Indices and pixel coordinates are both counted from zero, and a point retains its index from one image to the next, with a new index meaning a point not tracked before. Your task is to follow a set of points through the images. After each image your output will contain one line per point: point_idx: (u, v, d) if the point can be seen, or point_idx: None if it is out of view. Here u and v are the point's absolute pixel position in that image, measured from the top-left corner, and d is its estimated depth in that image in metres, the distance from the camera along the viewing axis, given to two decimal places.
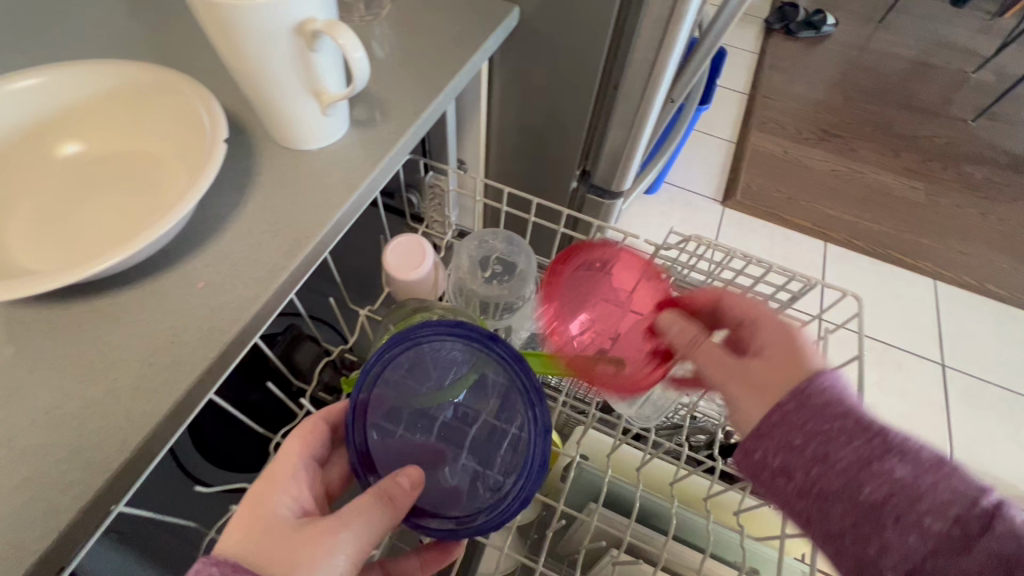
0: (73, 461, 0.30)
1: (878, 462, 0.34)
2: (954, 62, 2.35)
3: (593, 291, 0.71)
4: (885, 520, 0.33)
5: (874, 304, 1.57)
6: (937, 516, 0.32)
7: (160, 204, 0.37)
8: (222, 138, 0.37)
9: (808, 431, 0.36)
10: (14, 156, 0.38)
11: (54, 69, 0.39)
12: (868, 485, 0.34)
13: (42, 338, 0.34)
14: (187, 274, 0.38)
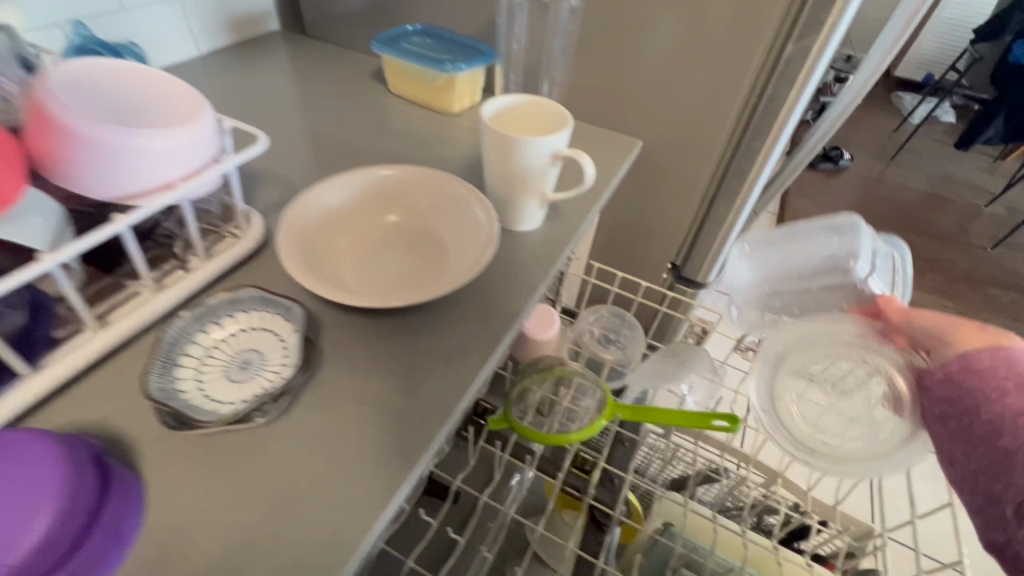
0: (415, 420, 0.44)
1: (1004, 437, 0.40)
2: (966, 197, 2.61)
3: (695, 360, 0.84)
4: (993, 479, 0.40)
5: None
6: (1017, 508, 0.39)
7: (444, 265, 0.53)
8: (497, 236, 0.51)
9: (978, 388, 0.42)
10: (356, 217, 0.57)
11: (396, 164, 0.58)
12: (1010, 485, 0.39)
13: (374, 339, 0.49)
14: (459, 305, 0.53)
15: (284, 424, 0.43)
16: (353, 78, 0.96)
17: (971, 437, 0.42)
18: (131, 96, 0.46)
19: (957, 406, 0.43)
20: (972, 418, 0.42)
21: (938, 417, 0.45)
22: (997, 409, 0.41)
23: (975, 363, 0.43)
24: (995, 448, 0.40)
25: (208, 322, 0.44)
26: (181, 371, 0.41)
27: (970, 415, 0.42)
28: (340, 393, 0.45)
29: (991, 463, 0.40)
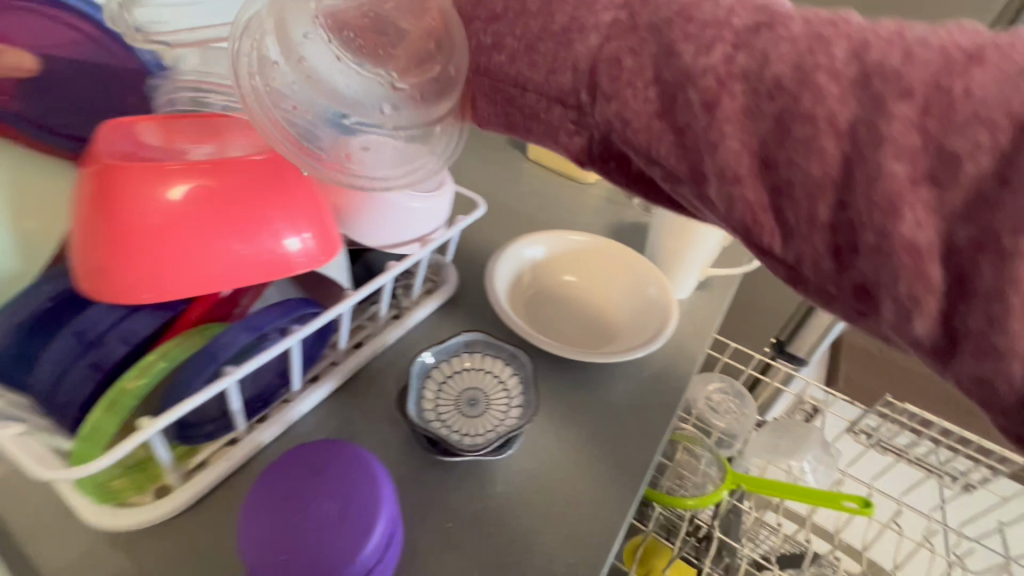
0: (617, 471, 0.49)
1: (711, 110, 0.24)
2: None
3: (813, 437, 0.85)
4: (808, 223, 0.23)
5: None
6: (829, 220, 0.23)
7: (627, 332, 0.59)
8: (678, 311, 0.58)
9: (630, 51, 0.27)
10: (542, 278, 0.63)
11: (579, 232, 0.65)
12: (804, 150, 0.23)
13: (568, 392, 0.55)
14: (634, 366, 0.59)
15: (508, 460, 0.48)
16: (488, 138, 1.06)
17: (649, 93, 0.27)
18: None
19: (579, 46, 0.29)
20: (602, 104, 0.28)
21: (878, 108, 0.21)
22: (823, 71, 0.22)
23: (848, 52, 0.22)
24: (659, 31, 0.26)
25: (447, 354, 0.50)
26: (425, 401, 0.47)
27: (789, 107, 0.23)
28: (549, 437, 0.51)
29: (541, 49, 0.29)
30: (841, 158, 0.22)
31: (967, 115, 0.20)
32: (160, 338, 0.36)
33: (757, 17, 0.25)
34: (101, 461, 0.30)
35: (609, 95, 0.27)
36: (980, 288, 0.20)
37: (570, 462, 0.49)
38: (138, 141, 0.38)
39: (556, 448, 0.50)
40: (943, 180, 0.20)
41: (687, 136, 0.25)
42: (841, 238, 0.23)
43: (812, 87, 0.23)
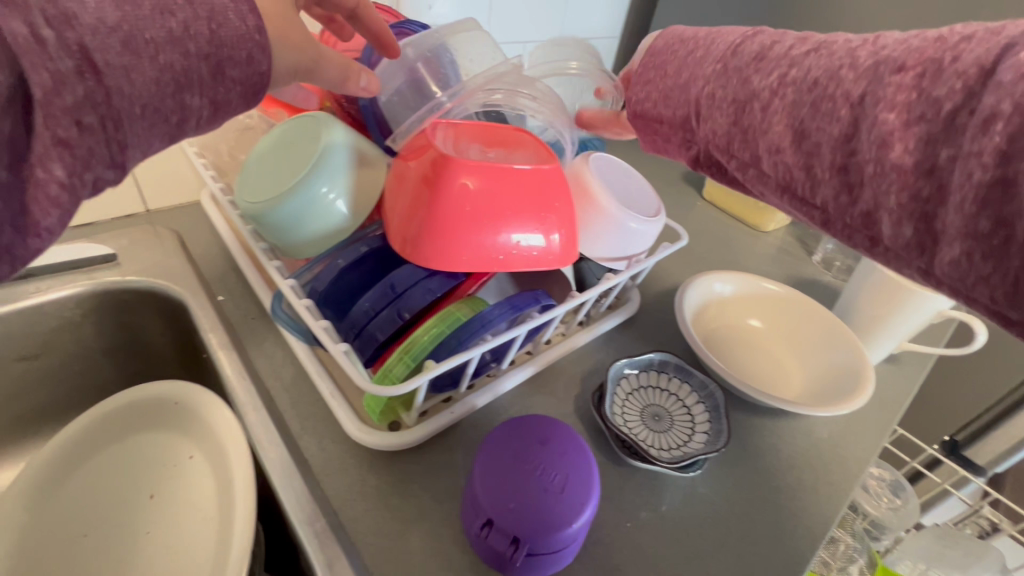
0: (791, 524, 0.49)
1: (817, 138, 0.34)
2: None
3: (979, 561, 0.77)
4: (874, 206, 0.32)
5: None
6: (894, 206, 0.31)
7: (811, 387, 0.58)
8: (874, 377, 0.55)
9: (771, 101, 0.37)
10: (726, 316, 0.64)
11: (769, 280, 0.65)
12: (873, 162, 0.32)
13: (741, 433, 0.56)
14: (811, 426, 0.58)
15: (682, 480, 0.50)
16: (663, 170, 1.08)
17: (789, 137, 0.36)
18: (615, 177, 0.58)
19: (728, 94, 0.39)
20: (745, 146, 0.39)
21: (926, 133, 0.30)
22: (888, 103, 0.31)
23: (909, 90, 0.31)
24: (738, 70, 0.39)
25: (638, 369, 0.53)
26: (615, 405, 0.51)
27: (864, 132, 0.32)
28: (722, 469, 0.52)
29: (671, 97, 0.44)
30: (851, 119, 0.33)
31: (950, 73, 0.29)
32: (439, 301, 0.44)
33: (810, 46, 0.37)
34: (396, 388, 0.38)
35: (705, 119, 0.41)
36: (985, 179, 0.27)
37: (741, 500, 0.50)
38: (439, 141, 0.46)
39: (728, 483, 0.51)
40: (929, 118, 0.30)
41: (780, 128, 0.36)
42: (869, 177, 0.32)
43: (838, 81, 0.34)
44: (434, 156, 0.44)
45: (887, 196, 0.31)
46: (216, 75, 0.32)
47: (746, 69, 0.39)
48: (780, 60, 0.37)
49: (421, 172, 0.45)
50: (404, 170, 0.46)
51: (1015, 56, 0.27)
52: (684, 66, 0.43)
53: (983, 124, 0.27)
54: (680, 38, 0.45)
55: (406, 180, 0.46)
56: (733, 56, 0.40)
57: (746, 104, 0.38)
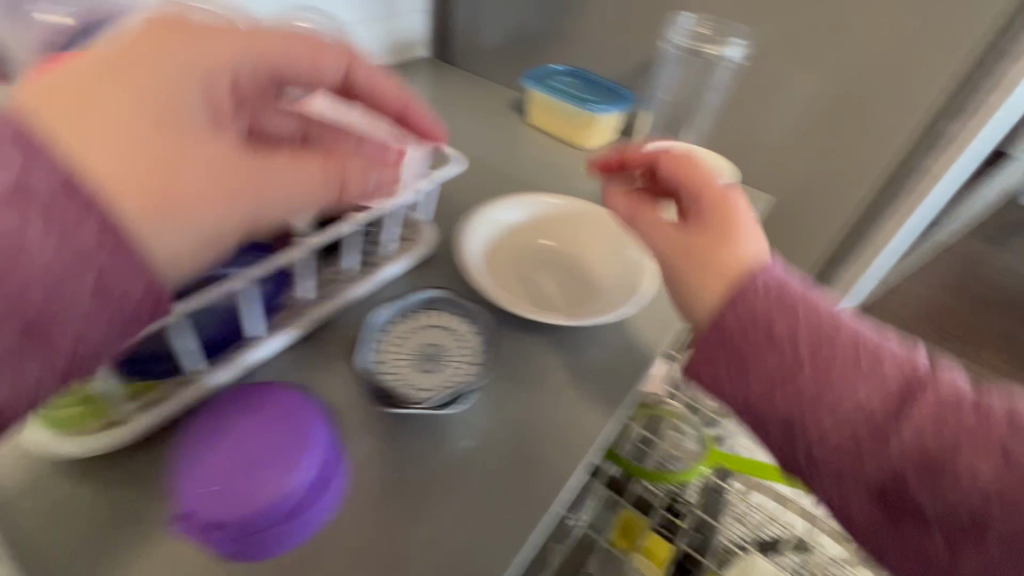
0: (570, 433, 0.48)
1: (818, 419, 0.37)
2: None
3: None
4: (839, 483, 0.37)
5: None
6: (887, 497, 0.35)
7: (598, 296, 0.57)
8: (659, 278, 0.55)
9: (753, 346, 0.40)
10: (516, 241, 0.61)
11: (553, 198, 0.63)
12: (856, 468, 0.36)
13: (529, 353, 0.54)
14: (605, 333, 0.57)
15: (459, 414, 0.48)
16: (491, 98, 1.01)
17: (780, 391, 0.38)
18: (377, 106, 0.54)
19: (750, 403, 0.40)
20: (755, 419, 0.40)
21: (910, 428, 0.35)
22: (876, 438, 0.35)
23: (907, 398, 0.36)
24: (731, 342, 0.40)
25: (407, 312, 0.50)
26: (380, 355, 0.47)
27: (829, 433, 0.36)
28: (508, 395, 0.50)
29: (730, 372, 0.40)
30: (874, 410, 0.36)
31: (924, 390, 0.36)
32: None
33: (808, 330, 0.39)
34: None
35: (727, 386, 0.41)
36: (907, 471, 0.35)
37: (520, 421, 0.48)
38: (197, 117, 0.35)
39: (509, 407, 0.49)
40: (906, 408, 0.35)
41: (865, 465, 0.35)
42: (886, 500, 0.35)
43: (817, 389, 0.37)
44: (230, 157, 0.36)
45: (889, 475, 0.35)
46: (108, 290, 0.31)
47: (864, 431, 0.36)
48: (753, 335, 0.40)
49: (136, 107, 0.33)
50: (171, 141, 0.34)
51: (949, 384, 0.36)
52: (748, 325, 0.40)
53: (902, 418, 0.35)
54: (725, 275, 0.42)
55: (67, 81, 0.32)
56: (720, 329, 0.41)
57: (781, 412, 0.38)
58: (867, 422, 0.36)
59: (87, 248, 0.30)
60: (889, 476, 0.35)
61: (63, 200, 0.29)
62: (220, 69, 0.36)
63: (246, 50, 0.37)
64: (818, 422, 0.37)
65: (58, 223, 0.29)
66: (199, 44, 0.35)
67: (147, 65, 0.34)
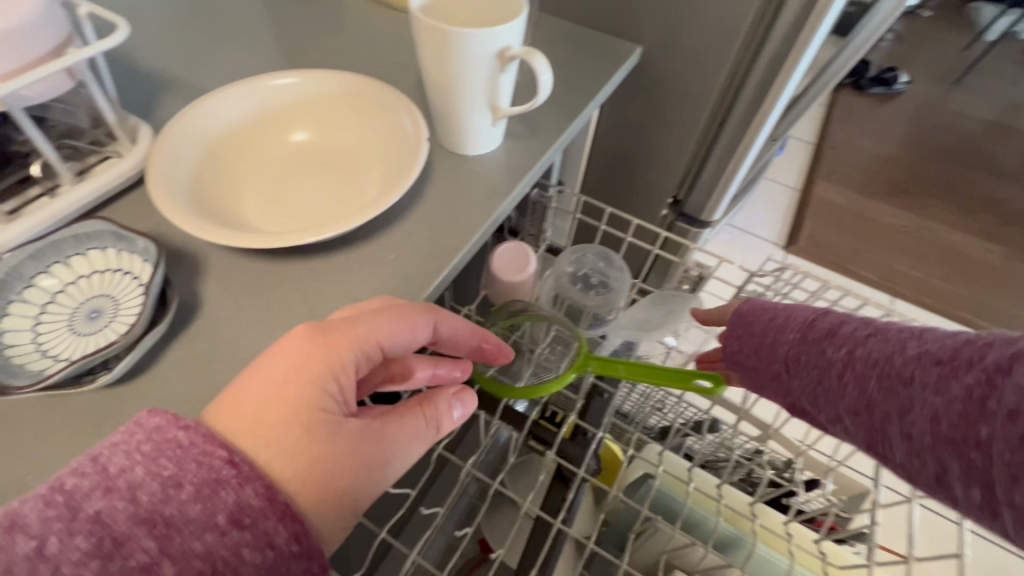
0: None
1: (888, 414, 0.33)
2: None
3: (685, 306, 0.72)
4: (919, 431, 0.32)
5: None
6: (970, 459, 0.29)
7: (365, 198, 0.44)
8: (423, 161, 0.43)
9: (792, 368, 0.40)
10: (260, 137, 0.46)
11: (303, 73, 0.47)
12: (912, 410, 0.32)
13: (271, 287, 0.42)
14: (381, 248, 0.45)
15: (153, 381, 0.36)
16: None
17: (849, 400, 0.36)
18: None
19: (807, 335, 0.39)
20: (817, 365, 0.38)
21: (923, 347, 0.33)
22: (923, 377, 0.32)
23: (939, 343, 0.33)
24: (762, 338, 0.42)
25: (66, 255, 0.36)
26: (22, 319, 0.34)
27: (902, 382, 0.33)
28: (220, 349, 0.38)
29: (770, 330, 0.42)
30: (907, 329, 0.35)
31: (961, 336, 0.32)
32: None
33: (829, 324, 0.39)
34: None
35: (776, 345, 0.41)
36: (982, 368, 0.30)
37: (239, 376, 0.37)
38: (348, 364, 0.34)
39: (228, 361, 0.38)
40: (933, 347, 0.33)
41: (847, 392, 0.36)
42: (878, 385, 0.34)
43: (860, 347, 0.36)
44: (366, 428, 0.33)
45: (956, 369, 0.31)
46: (280, 528, 0.28)
47: (816, 355, 0.38)
48: (800, 344, 0.39)
49: (278, 390, 0.32)
50: (313, 410, 0.32)
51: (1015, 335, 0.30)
52: (768, 333, 0.42)
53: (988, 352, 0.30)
54: (761, 307, 0.44)
55: (255, 380, 0.32)
56: (772, 345, 0.41)
57: (838, 333, 0.38)
58: (912, 373, 0.33)
59: (244, 505, 0.28)
60: (932, 353, 0.32)
61: (203, 439, 0.29)
62: (367, 346, 0.34)
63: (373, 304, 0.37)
64: (863, 351, 0.36)
65: (195, 489, 0.27)
66: (358, 325, 0.35)
67: (307, 346, 0.33)
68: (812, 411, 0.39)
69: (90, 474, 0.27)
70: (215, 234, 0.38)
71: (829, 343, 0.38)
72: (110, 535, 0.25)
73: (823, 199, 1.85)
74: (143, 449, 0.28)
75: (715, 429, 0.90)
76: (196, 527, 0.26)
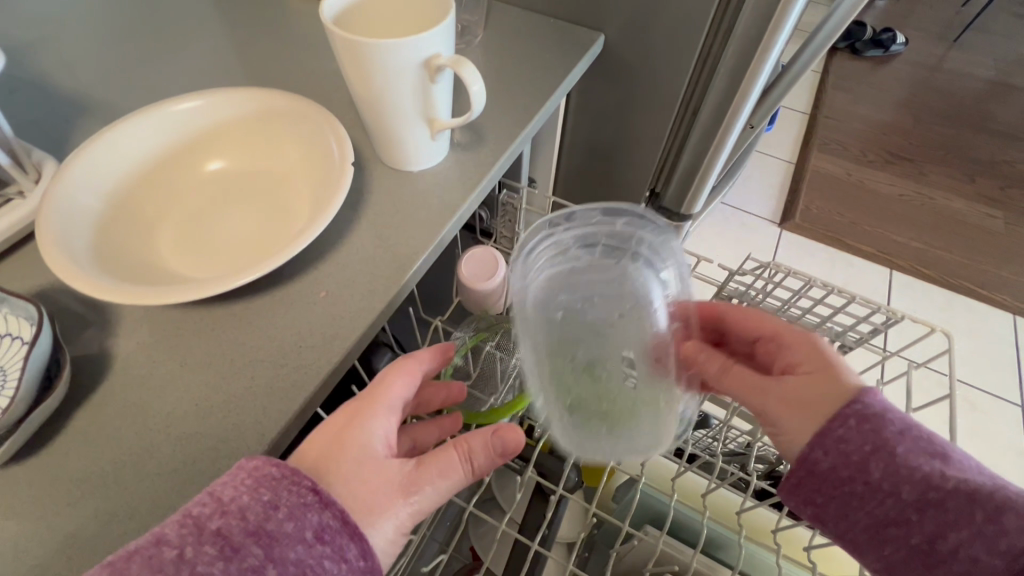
0: (220, 449, 0.33)
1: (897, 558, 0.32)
2: None
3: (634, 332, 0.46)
4: None
5: (970, 353, 1.41)
6: None
7: (290, 227, 0.40)
8: (349, 181, 0.40)
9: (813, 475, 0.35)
10: (170, 169, 0.42)
11: (211, 94, 0.43)
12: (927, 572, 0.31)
13: (188, 335, 0.38)
14: (311, 283, 0.41)
15: (52, 455, 0.33)
16: None
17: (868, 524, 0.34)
18: None
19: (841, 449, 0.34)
20: (842, 485, 0.34)
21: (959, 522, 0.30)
22: (945, 549, 0.30)
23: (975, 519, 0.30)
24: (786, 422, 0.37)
25: None
26: None
27: (928, 549, 0.31)
28: (126, 413, 0.35)
29: (799, 415, 0.36)
30: (952, 484, 0.31)
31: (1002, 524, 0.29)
32: None
33: (873, 441, 0.33)
34: None
35: (799, 439, 0.36)
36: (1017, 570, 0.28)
37: (147, 443, 0.33)
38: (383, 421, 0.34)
39: (135, 426, 0.34)
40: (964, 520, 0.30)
41: (869, 523, 0.33)
42: (900, 537, 0.32)
43: (891, 483, 0.32)
44: (409, 466, 0.33)
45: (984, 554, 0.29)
46: (351, 545, 0.28)
47: (839, 471, 0.34)
48: (831, 452, 0.35)
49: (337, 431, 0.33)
50: (360, 450, 0.32)
51: None
52: (792, 418, 0.37)
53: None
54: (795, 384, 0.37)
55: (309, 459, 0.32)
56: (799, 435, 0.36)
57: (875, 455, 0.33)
58: (940, 542, 0.31)
59: (327, 525, 0.28)
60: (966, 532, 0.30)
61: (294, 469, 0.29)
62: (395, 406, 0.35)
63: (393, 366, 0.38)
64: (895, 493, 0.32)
65: (290, 509, 0.27)
66: (383, 385, 0.36)
67: (342, 414, 0.34)
68: (815, 512, 0.36)
69: (209, 501, 0.27)
70: (118, 293, 0.34)
71: (861, 464, 0.33)
72: (227, 544, 0.26)
73: (817, 171, 1.79)
74: (246, 481, 0.28)
75: (706, 426, 0.86)
76: (292, 539, 0.27)
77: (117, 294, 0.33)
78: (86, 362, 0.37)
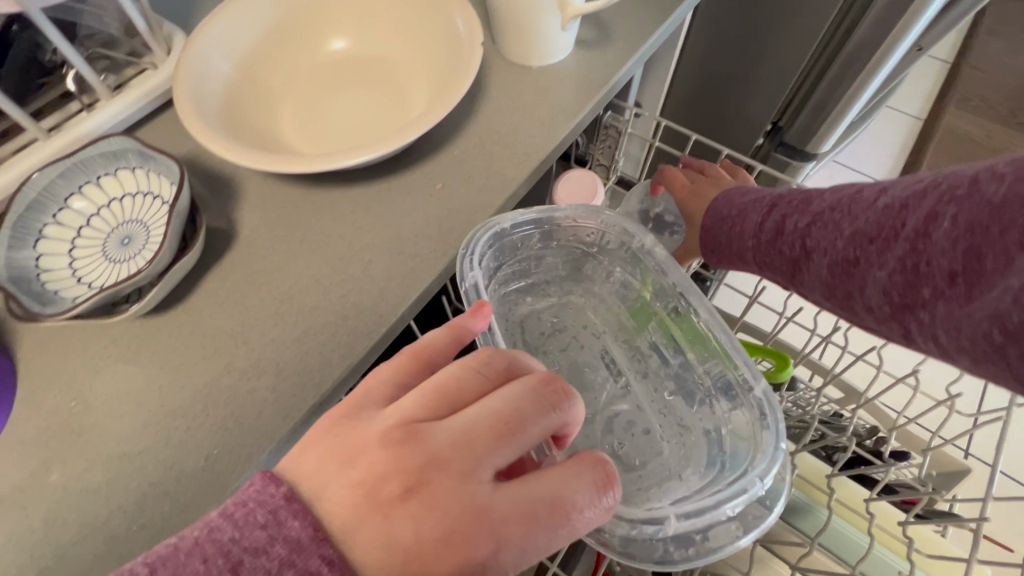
0: (339, 326, 0.34)
1: (884, 286, 0.29)
2: None
3: (661, 447, 0.43)
4: (925, 307, 0.27)
5: None
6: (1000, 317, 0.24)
7: (412, 111, 0.38)
8: (475, 66, 0.37)
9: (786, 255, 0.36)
10: (295, 45, 0.41)
11: None
12: (898, 279, 0.29)
13: (308, 215, 0.38)
14: (427, 176, 0.39)
15: (189, 312, 0.34)
16: None
17: (840, 276, 0.32)
18: None
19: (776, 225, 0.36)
20: (810, 253, 0.34)
21: (888, 212, 0.30)
22: (901, 250, 0.29)
23: (910, 202, 0.29)
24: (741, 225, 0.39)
25: (93, 176, 0.34)
26: (56, 243, 0.33)
27: (889, 257, 0.29)
28: (251, 283, 0.35)
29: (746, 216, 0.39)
30: (889, 198, 0.30)
31: (932, 193, 0.28)
32: None
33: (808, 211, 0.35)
34: None
35: (755, 229, 0.38)
36: (928, 229, 0.27)
37: (271, 313, 0.34)
38: (483, 496, 0.24)
39: (260, 294, 0.35)
40: (912, 213, 0.28)
41: (842, 272, 0.32)
42: (870, 261, 0.30)
43: (837, 224, 0.32)
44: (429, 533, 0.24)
45: (936, 226, 0.27)
46: None
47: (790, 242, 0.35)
48: (789, 237, 0.35)
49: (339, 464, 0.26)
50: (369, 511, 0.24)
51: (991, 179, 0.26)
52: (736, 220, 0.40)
53: (957, 202, 0.26)
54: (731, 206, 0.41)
55: (362, 545, 0.24)
56: (766, 234, 0.37)
57: (811, 215, 0.34)
58: (894, 243, 0.29)
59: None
60: (908, 216, 0.29)
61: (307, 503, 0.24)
62: (543, 494, 0.25)
63: (486, 400, 0.26)
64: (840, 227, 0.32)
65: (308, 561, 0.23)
66: (471, 434, 0.25)
67: (387, 458, 0.25)
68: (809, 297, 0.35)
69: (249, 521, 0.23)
70: (248, 158, 0.34)
71: (807, 224, 0.34)
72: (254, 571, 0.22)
73: (952, 130, 1.55)
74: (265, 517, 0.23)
75: (795, 387, 0.80)
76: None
77: (251, 161, 0.33)
78: (215, 231, 0.37)
